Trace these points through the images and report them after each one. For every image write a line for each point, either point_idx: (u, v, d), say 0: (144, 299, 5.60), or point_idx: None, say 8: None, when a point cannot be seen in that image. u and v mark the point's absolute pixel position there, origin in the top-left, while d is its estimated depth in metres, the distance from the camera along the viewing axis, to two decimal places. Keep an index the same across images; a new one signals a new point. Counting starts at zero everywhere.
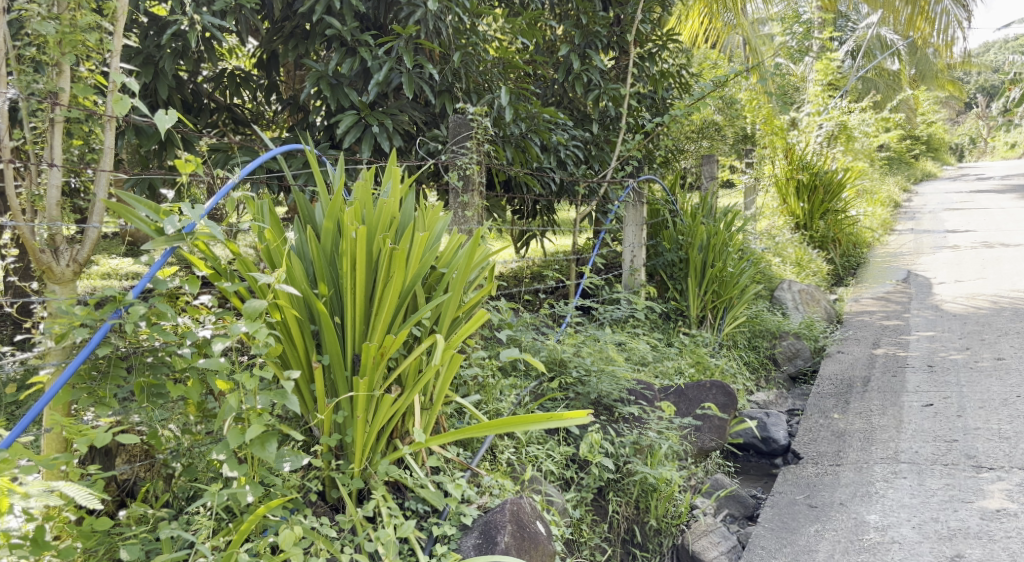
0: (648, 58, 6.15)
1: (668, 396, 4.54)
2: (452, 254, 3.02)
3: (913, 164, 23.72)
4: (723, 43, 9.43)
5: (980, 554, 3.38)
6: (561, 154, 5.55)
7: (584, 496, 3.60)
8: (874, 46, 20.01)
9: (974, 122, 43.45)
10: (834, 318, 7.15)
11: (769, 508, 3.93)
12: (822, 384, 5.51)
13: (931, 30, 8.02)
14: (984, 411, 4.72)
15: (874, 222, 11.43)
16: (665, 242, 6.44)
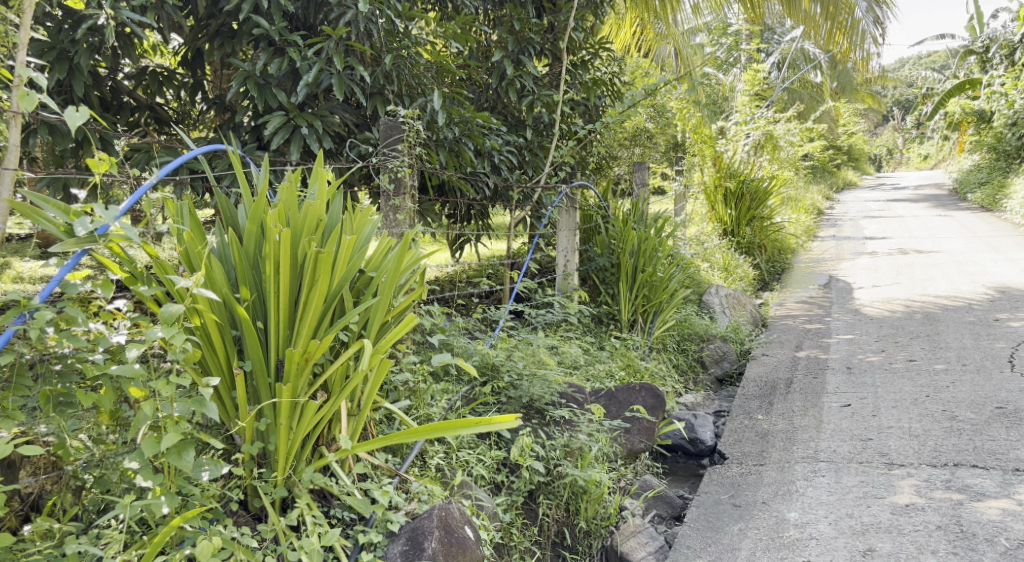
0: (580, 66, 6.22)
1: (598, 399, 4.58)
2: (381, 258, 2.98)
3: (835, 174, 24.58)
4: (654, 52, 9.59)
5: (890, 547, 3.50)
6: (494, 158, 5.55)
7: (515, 500, 3.62)
8: (798, 58, 20.67)
9: (891, 135, 45.33)
10: (759, 321, 7.34)
11: (695, 508, 4.01)
12: (747, 386, 5.65)
13: (850, 47, 8.35)
14: (897, 410, 4.91)
15: (798, 229, 11.79)
16: (598, 247, 6.51)
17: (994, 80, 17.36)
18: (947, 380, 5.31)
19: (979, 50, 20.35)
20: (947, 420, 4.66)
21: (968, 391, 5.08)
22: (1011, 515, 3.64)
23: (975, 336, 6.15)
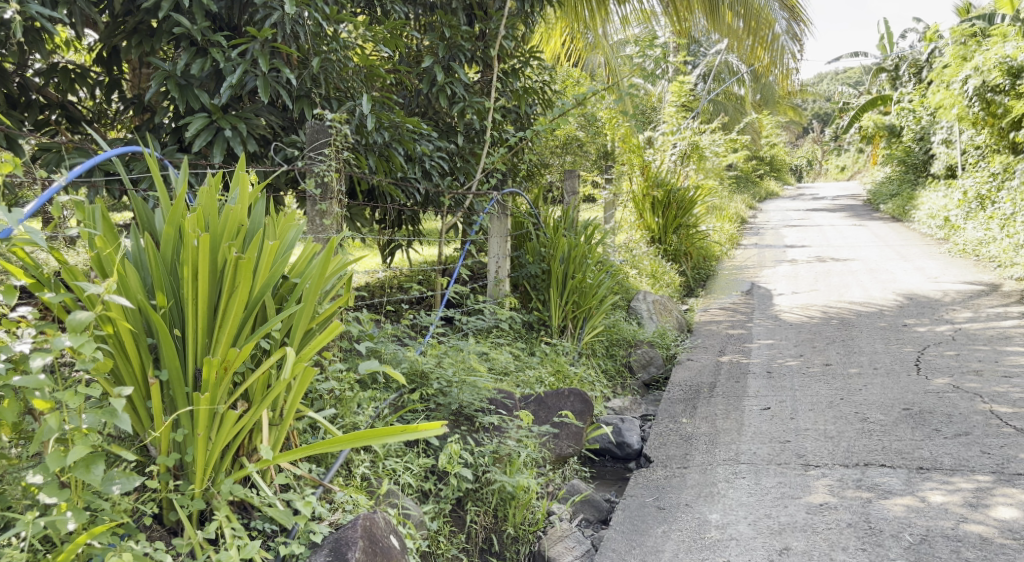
0: (511, 74, 6.24)
1: (528, 405, 4.61)
2: (306, 264, 2.93)
3: (758, 184, 25.33)
4: (585, 62, 9.72)
5: (804, 545, 3.61)
6: (425, 164, 5.51)
7: (443, 507, 3.59)
8: (723, 70, 21.25)
9: (811, 147, 46.98)
10: (685, 327, 7.47)
11: (621, 512, 4.07)
12: (673, 390, 5.75)
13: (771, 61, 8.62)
14: (813, 413, 5.06)
15: (722, 237, 12.10)
16: (528, 254, 6.54)
17: (903, 97, 18.20)
18: (859, 384, 5.51)
19: (891, 68, 21.30)
20: (859, 422, 4.83)
21: (878, 393, 5.28)
22: (916, 511, 3.78)
23: (885, 341, 6.41)
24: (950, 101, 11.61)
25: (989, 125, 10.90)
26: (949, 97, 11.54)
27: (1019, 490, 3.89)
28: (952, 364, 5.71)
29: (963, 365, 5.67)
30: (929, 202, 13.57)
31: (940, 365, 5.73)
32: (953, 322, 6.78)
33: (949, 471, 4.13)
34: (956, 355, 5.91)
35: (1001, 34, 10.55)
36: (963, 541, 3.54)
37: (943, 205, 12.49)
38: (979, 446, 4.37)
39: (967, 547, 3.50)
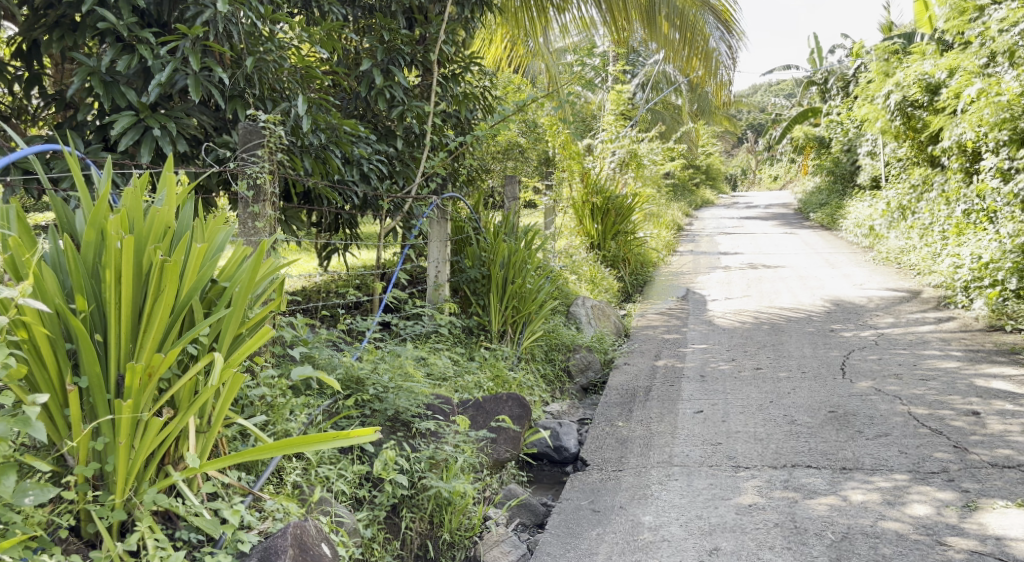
0: (451, 79, 6.23)
1: (466, 410, 4.60)
2: (235, 268, 2.87)
3: (695, 192, 25.83)
4: (526, 69, 9.77)
5: (733, 545, 3.69)
6: (363, 167, 5.46)
7: (377, 514, 3.55)
8: (661, 80, 21.63)
9: (745, 156, 48.12)
10: (623, 331, 7.55)
11: (557, 515, 4.12)
12: (609, 394, 5.82)
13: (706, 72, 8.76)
14: (744, 415, 5.18)
15: (659, 243, 12.29)
16: (468, 258, 6.52)
17: (831, 110, 18.82)
18: (789, 387, 5.66)
19: (820, 81, 22.01)
20: (787, 424, 4.96)
21: (806, 396, 5.43)
22: (838, 510, 3.90)
23: (814, 345, 6.60)
24: (874, 115, 12.02)
25: (909, 138, 11.35)
26: (873, 110, 11.98)
27: (934, 488, 4.04)
28: (874, 368, 5.91)
29: (885, 369, 5.87)
30: (856, 211, 14.02)
31: (863, 368, 5.92)
32: (875, 327, 7.03)
33: (870, 471, 4.26)
34: (878, 358, 6.12)
35: (920, 52, 11.04)
36: (881, 537, 3.65)
37: (869, 214, 12.92)
38: (898, 446, 4.53)
39: (885, 543, 3.61)
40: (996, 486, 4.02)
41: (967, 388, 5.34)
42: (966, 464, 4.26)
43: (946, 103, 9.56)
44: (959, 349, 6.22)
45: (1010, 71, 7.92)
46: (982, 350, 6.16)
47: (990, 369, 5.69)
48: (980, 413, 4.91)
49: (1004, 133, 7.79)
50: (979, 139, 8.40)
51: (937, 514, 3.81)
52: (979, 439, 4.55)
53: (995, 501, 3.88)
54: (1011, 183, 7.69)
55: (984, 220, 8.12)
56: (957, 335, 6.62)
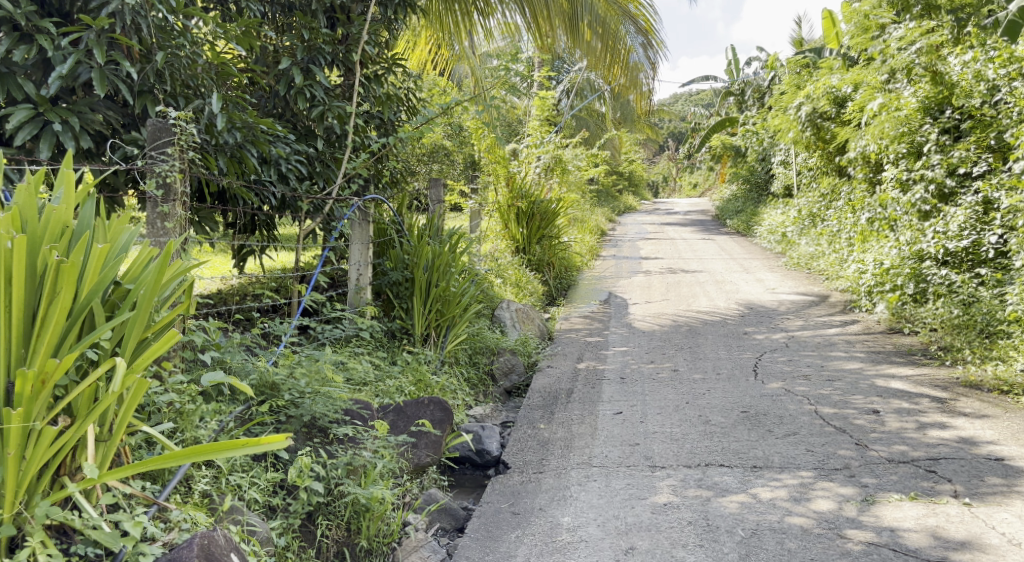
0: (374, 79, 6.15)
1: (386, 415, 4.54)
2: (141, 269, 2.78)
3: (618, 198, 26.26)
4: (451, 72, 9.75)
5: (648, 544, 3.75)
6: (281, 167, 5.34)
7: (292, 522, 3.47)
8: (584, 87, 21.93)
9: (666, 164, 49.17)
10: (546, 335, 7.61)
11: (477, 518, 4.13)
12: (532, 397, 5.87)
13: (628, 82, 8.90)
14: (662, 416, 5.28)
15: (583, 249, 12.45)
16: (391, 261, 6.44)
17: (746, 120, 19.42)
18: (704, 388, 5.80)
19: (737, 92, 22.69)
20: (702, 424, 5.07)
21: (720, 397, 5.57)
22: (748, 507, 4.01)
23: (728, 347, 6.78)
24: (786, 126, 12.43)
25: (818, 149, 11.79)
26: (785, 121, 12.38)
27: (837, 484, 4.19)
28: (785, 369, 6.10)
29: (794, 370, 6.07)
30: (770, 218, 14.49)
31: (774, 370, 6.11)
32: (787, 329, 7.26)
33: (779, 469, 4.40)
34: (788, 360, 6.33)
35: (829, 67, 11.53)
36: (787, 532, 3.77)
37: (782, 221, 13.37)
38: (805, 444, 4.69)
39: (791, 537, 3.72)
40: (893, 480, 4.20)
41: (869, 388, 5.57)
42: (866, 460, 4.44)
43: (851, 117, 9.98)
44: (863, 350, 6.49)
45: (909, 87, 8.35)
46: (882, 352, 6.44)
47: (890, 369, 5.95)
48: (880, 412, 5.13)
49: (903, 146, 8.21)
50: (881, 151, 8.79)
51: (839, 509, 3.95)
52: (878, 436, 4.75)
53: (892, 495, 4.05)
54: (909, 192, 8.04)
55: (885, 228, 8.49)
56: (860, 337, 6.91)
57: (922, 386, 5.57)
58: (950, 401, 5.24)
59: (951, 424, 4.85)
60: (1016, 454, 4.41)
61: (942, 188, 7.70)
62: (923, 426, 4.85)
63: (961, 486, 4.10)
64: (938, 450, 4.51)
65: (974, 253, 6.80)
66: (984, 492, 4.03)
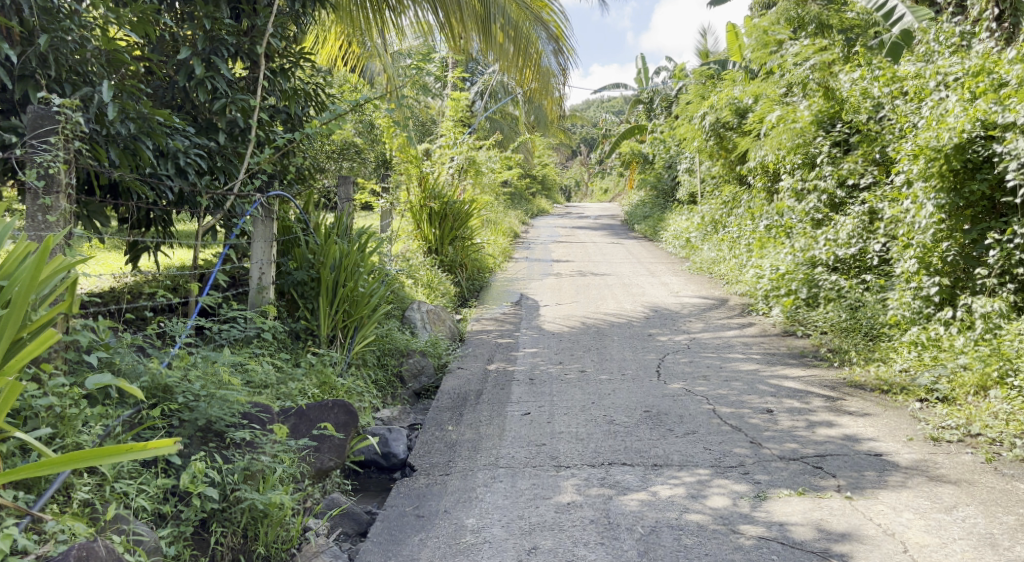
0: (280, 73, 5.97)
1: (287, 419, 4.42)
2: (17, 265, 2.63)
3: (530, 201, 26.47)
4: (362, 68, 9.62)
5: (551, 543, 3.78)
6: (179, 161, 5.12)
7: (183, 530, 3.35)
8: (498, 89, 22.01)
9: (579, 168, 49.81)
10: (457, 336, 7.56)
11: (380, 522, 4.07)
12: (441, 399, 5.84)
13: (541, 90, 8.87)
14: (568, 416, 5.32)
15: (496, 250, 12.51)
16: (296, 260, 6.26)
17: (654, 128, 19.90)
18: (609, 388, 5.88)
19: (646, 100, 23.23)
20: (606, 424, 5.15)
21: (625, 397, 5.67)
22: (648, 505, 4.08)
23: (633, 349, 6.91)
24: (691, 134, 12.82)
25: (720, 158, 12.20)
26: (690, 130, 12.72)
27: (731, 481, 4.32)
28: (686, 370, 6.25)
29: (695, 370, 6.24)
30: (675, 223, 14.89)
31: (677, 371, 6.25)
32: (689, 331, 7.45)
33: (678, 467, 4.50)
34: (690, 361, 6.50)
35: (731, 79, 11.94)
36: (684, 529, 3.85)
37: (686, 226, 13.75)
38: (703, 443, 4.81)
39: (687, 534, 3.81)
40: (783, 477, 4.35)
41: (764, 388, 5.77)
42: (759, 457, 4.59)
43: (751, 128, 10.36)
44: (760, 352, 6.71)
45: (804, 100, 8.77)
46: (777, 354, 6.66)
47: (784, 370, 6.18)
48: (773, 411, 5.31)
49: (798, 157, 8.58)
50: (779, 161, 9.15)
51: (733, 505, 4.06)
52: (771, 434, 4.91)
53: (782, 491, 4.20)
54: (804, 202, 8.42)
55: (781, 235, 8.80)
56: (757, 338, 7.14)
57: (812, 386, 5.80)
58: (837, 400, 5.47)
59: (837, 422, 5.07)
60: (894, 449, 4.64)
61: (833, 199, 8.10)
62: (812, 425, 5.05)
63: (845, 480, 4.28)
64: (824, 447, 4.71)
65: (861, 260, 7.27)
66: (865, 485, 4.22)
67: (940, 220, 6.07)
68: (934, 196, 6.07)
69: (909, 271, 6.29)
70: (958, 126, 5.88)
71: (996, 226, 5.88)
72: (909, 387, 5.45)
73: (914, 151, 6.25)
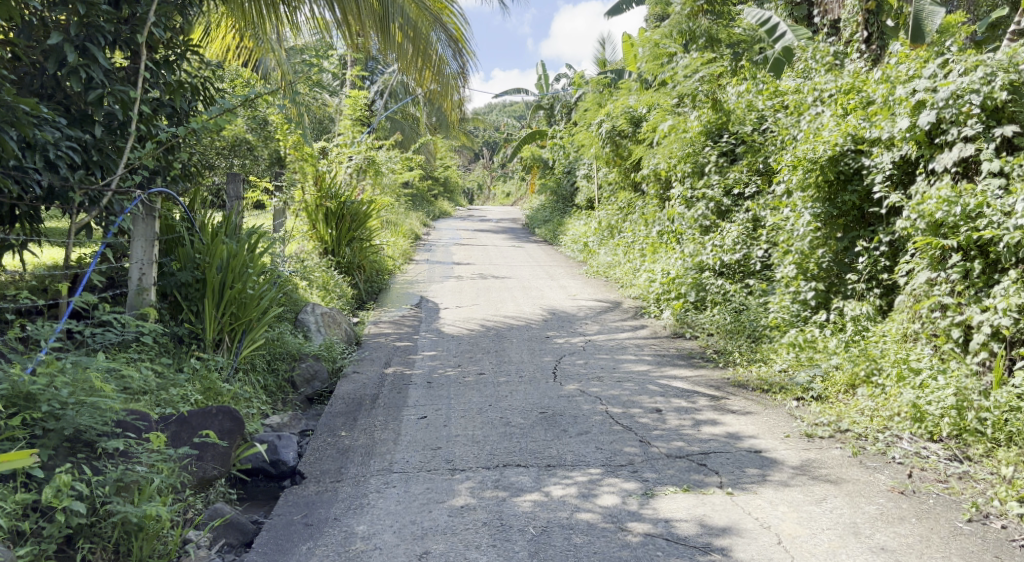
0: (163, 65, 5.70)
1: (167, 426, 4.28)
2: None
3: (431, 203, 26.33)
4: (256, 62, 9.31)
5: (443, 547, 3.75)
6: (49, 154, 4.83)
7: (45, 548, 3.16)
8: (399, 90, 21.79)
9: (481, 171, 49.93)
10: (353, 340, 7.40)
11: (266, 532, 3.95)
12: (334, 404, 5.72)
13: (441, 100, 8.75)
14: (464, 419, 5.31)
15: (395, 252, 12.36)
16: (179, 260, 5.95)
17: (553, 134, 20.16)
18: (507, 391, 5.90)
19: (547, 106, 23.53)
20: (502, 426, 5.16)
21: (521, 399, 5.70)
22: (540, 505, 4.11)
23: (531, 351, 6.95)
24: (588, 141, 13.05)
25: (616, 165, 12.51)
26: (588, 136, 12.97)
27: (622, 479, 4.40)
28: (580, 372, 6.34)
29: (590, 372, 6.33)
30: (574, 228, 15.12)
31: (572, 372, 6.33)
32: (585, 334, 7.57)
33: (570, 466, 4.55)
34: (585, 362, 6.59)
35: (627, 88, 12.22)
36: (575, 528, 3.90)
37: (584, 231, 14.00)
38: (595, 443, 4.88)
39: (578, 533, 3.85)
40: (670, 474, 4.47)
41: (654, 389, 5.91)
42: (648, 456, 4.70)
43: (645, 136, 10.66)
44: (651, 353, 6.88)
45: (693, 111, 9.10)
46: (667, 355, 6.82)
47: (673, 371, 6.35)
48: (662, 410, 5.45)
49: (688, 166, 8.86)
50: (671, 169, 9.41)
51: (622, 503, 4.14)
52: (659, 433, 5.04)
53: (669, 488, 4.30)
54: (692, 209, 8.66)
55: (672, 241, 9.06)
56: (649, 340, 7.29)
57: (699, 385, 5.98)
58: (722, 399, 5.67)
59: (721, 421, 5.25)
60: (772, 446, 4.83)
61: (719, 206, 8.36)
62: (698, 423, 5.21)
63: (726, 477, 4.43)
64: (709, 445, 4.86)
65: (745, 265, 7.61)
66: (745, 481, 4.37)
67: (817, 228, 6.43)
68: (811, 205, 6.45)
69: (789, 275, 6.59)
70: (832, 140, 6.24)
71: (864, 234, 6.24)
72: (787, 387, 5.67)
73: (794, 162, 6.60)
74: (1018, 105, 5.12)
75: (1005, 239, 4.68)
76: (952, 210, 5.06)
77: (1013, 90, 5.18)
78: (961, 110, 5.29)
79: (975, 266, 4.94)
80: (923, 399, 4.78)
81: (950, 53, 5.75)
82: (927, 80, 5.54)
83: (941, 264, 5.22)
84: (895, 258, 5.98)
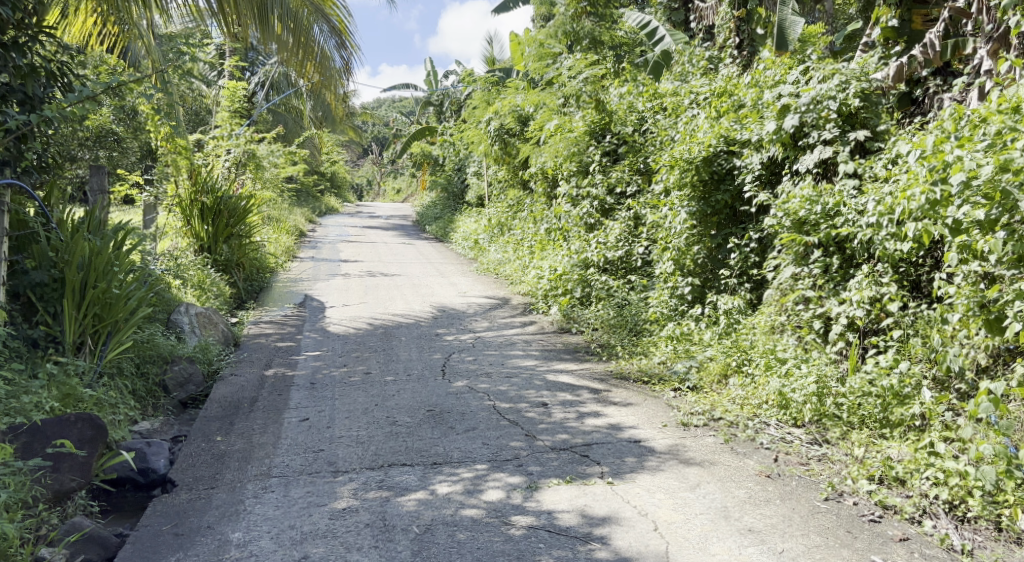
0: (13, 47, 5.29)
1: (17, 437, 4.00)
2: None
3: (317, 198, 25.70)
4: (123, 48, 8.81)
5: (323, 551, 3.65)
6: None
7: None
8: (282, 81, 21.14)
9: (370, 168, 49.17)
10: (230, 341, 7.10)
11: (130, 545, 3.73)
12: (210, 408, 5.47)
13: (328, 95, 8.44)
14: (349, 420, 5.18)
15: (277, 249, 12.00)
16: (34, 259, 5.52)
17: (442, 131, 20.07)
18: (393, 390, 5.80)
19: (436, 103, 23.40)
20: (388, 425, 5.07)
21: (408, 397, 5.62)
22: (424, 503, 4.05)
23: (419, 349, 6.88)
24: (478, 139, 13.07)
25: (505, 164, 12.58)
26: (477, 134, 13.00)
27: (506, 474, 4.40)
28: (469, 368, 6.32)
29: (478, 368, 6.32)
30: (464, 225, 15.11)
31: (460, 369, 6.30)
32: (473, 330, 7.55)
33: (456, 463, 4.52)
34: (473, 359, 6.57)
35: (515, 86, 12.29)
36: (458, 524, 3.87)
37: (474, 228, 14.01)
38: (481, 439, 4.87)
39: (461, 529, 3.82)
40: (554, 467, 4.50)
41: (541, 383, 5.96)
42: (533, 449, 4.72)
43: (532, 135, 10.74)
44: (538, 348, 6.93)
45: (578, 112, 9.23)
46: (553, 350, 6.87)
47: (559, 365, 6.41)
48: (548, 404, 5.49)
49: (573, 164, 8.97)
50: (557, 168, 9.52)
51: (506, 497, 4.14)
52: (545, 426, 5.08)
53: (552, 480, 4.34)
54: (577, 207, 8.79)
55: (559, 238, 9.20)
56: (536, 335, 7.33)
57: (583, 379, 6.06)
58: (605, 392, 5.77)
59: (603, 413, 5.34)
60: (651, 436, 4.95)
61: (603, 204, 8.53)
62: (581, 416, 5.28)
63: (608, 467, 4.51)
64: (592, 436, 4.93)
65: (627, 262, 7.83)
66: (626, 471, 4.46)
67: (692, 226, 6.61)
68: (686, 204, 6.61)
69: (667, 271, 6.84)
70: (706, 141, 6.47)
71: (736, 232, 6.52)
72: (666, 378, 5.83)
73: (671, 162, 6.78)
74: (869, 111, 5.53)
75: (860, 235, 4.97)
76: (813, 208, 5.35)
77: (865, 97, 5.55)
78: (820, 115, 5.57)
79: (833, 261, 5.27)
80: (788, 386, 5.01)
81: (812, 61, 6.10)
82: (791, 86, 5.83)
83: (804, 259, 5.53)
84: (763, 254, 6.26)
